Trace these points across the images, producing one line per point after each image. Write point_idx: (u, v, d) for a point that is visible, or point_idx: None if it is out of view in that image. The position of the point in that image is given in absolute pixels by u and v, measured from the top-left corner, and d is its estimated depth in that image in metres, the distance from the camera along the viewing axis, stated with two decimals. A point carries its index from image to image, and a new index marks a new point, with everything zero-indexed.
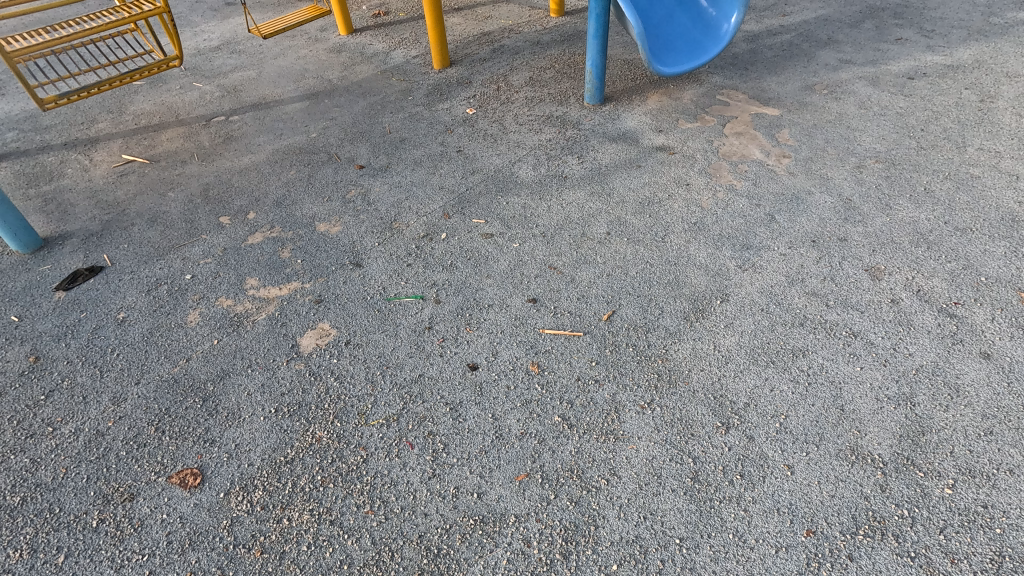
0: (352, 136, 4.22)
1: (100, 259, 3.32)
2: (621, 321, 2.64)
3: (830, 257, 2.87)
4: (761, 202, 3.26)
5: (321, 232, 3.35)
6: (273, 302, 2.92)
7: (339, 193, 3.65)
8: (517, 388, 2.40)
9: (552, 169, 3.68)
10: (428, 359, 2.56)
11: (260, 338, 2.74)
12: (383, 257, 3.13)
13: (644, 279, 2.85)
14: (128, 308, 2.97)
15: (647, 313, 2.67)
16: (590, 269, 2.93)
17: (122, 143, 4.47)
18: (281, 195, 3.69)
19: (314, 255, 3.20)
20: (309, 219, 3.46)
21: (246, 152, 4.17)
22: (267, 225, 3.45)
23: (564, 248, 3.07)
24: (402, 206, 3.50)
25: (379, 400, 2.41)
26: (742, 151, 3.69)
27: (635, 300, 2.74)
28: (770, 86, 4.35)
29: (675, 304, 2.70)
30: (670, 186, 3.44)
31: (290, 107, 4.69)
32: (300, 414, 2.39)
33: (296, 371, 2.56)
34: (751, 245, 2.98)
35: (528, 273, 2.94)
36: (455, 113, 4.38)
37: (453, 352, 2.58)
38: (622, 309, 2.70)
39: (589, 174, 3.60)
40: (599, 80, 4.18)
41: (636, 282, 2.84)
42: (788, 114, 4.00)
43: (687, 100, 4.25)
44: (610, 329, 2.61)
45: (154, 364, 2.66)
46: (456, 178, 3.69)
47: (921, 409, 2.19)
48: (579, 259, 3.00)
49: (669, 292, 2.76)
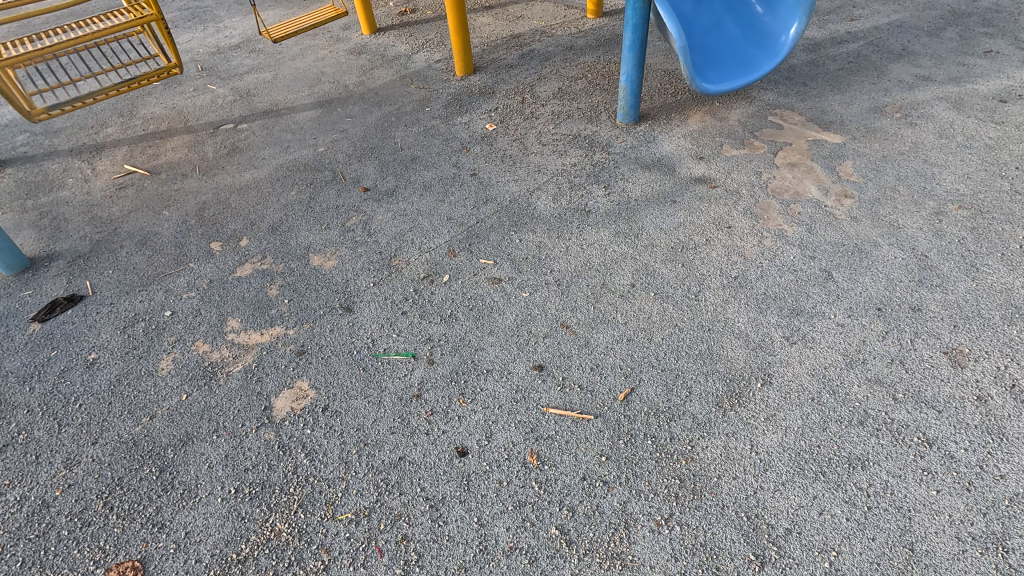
0: (361, 152, 3.90)
1: (83, 286, 3.10)
2: (640, 403, 2.25)
3: (900, 332, 2.38)
4: (816, 254, 2.78)
5: (314, 267, 3.05)
6: (252, 350, 2.64)
7: (338, 220, 3.34)
8: (510, 485, 2.04)
9: (574, 200, 3.27)
10: (411, 439, 2.22)
11: (231, 395, 2.46)
12: (376, 303, 2.80)
13: (671, 348, 2.43)
14: (100, 348, 2.73)
15: (673, 395, 2.26)
16: (609, 331, 2.53)
17: (126, 151, 4.27)
18: (277, 220, 3.40)
19: (303, 294, 2.89)
20: (303, 250, 3.17)
21: (248, 167, 3.89)
22: (258, 256, 3.16)
23: (580, 301, 2.68)
24: (404, 239, 3.16)
25: (351, 488, 2.09)
26: (796, 187, 3.19)
27: (658, 375, 2.33)
28: (831, 106, 3.80)
29: (707, 386, 2.27)
30: (708, 228, 2.98)
31: (301, 116, 4.41)
32: (261, 498, 2.09)
33: (265, 442, 2.27)
34: (803, 310, 2.52)
35: (536, 332, 2.56)
36: (474, 128, 4.00)
37: (440, 431, 2.23)
38: (643, 386, 2.30)
39: (615, 209, 3.17)
40: (633, 97, 3.74)
41: (661, 351, 2.42)
42: (852, 142, 3.46)
43: (733, 121, 3.76)
44: (626, 412, 2.22)
45: (115, 421, 2.41)
46: (468, 208, 3.32)
47: (1018, 559, 1.72)
48: (596, 317, 2.60)
49: (699, 367, 2.35)
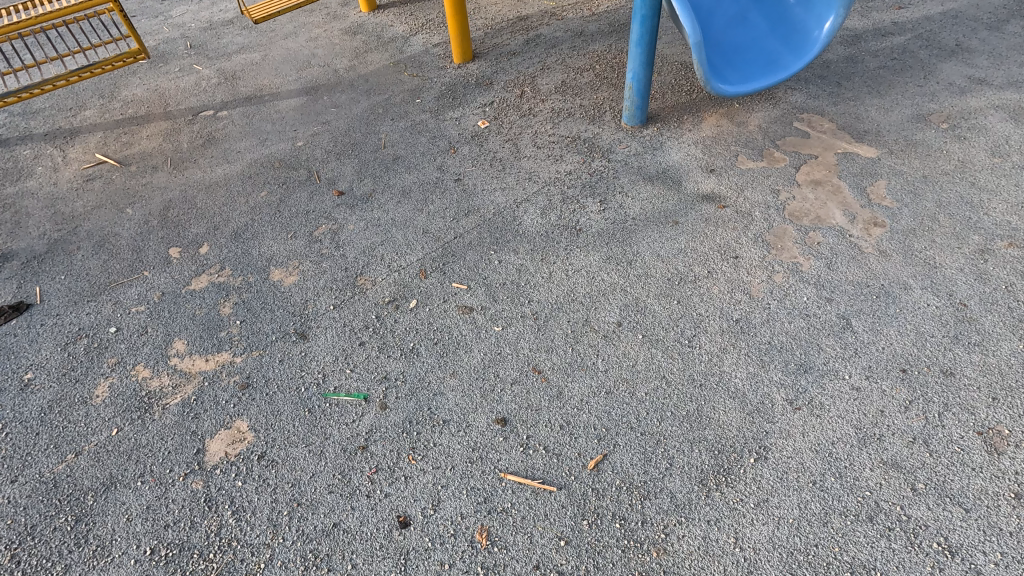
0: (341, 148, 3.59)
1: (32, 293, 2.90)
2: (611, 475, 1.95)
3: (927, 402, 2.02)
4: (834, 295, 2.41)
5: (273, 282, 2.79)
6: (194, 380, 2.41)
7: (306, 228, 3.06)
8: (452, 568, 1.78)
9: (564, 215, 2.93)
10: (349, 502, 1.97)
11: (164, 433, 2.24)
12: (333, 330, 2.53)
13: (654, 407, 2.12)
14: (38, 367, 2.53)
15: (651, 467, 1.95)
16: (585, 381, 2.22)
17: (100, 137, 4.03)
18: (243, 225, 3.13)
19: (257, 315, 2.64)
20: (265, 262, 2.90)
21: (221, 161, 3.63)
22: (216, 266, 2.91)
23: (557, 341, 2.37)
24: (374, 254, 2.87)
25: (276, 558, 1.86)
26: (817, 210, 2.80)
27: (636, 440, 2.03)
28: (867, 112, 3.35)
29: (691, 458, 1.96)
30: (711, 257, 2.63)
31: (284, 103, 4.11)
32: (177, 564, 1.88)
33: (191, 494, 2.05)
34: (812, 366, 2.17)
35: (504, 376, 2.27)
36: (465, 125, 3.65)
37: (382, 495, 1.97)
38: (617, 453, 2.00)
39: (609, 229, 2.82)
40: (641, 97, 3.34)
41: (643, 409, 2.11)
42: (888, 157, 3.03)
43: (753, 127, 3.34)
44: (593, 485, 1.93)
45: (39, 456, 2.21)
46: (446, 220, 3.00)
47: None
48: (573, 362, 2.29)
49: (684, 432, 2.03)
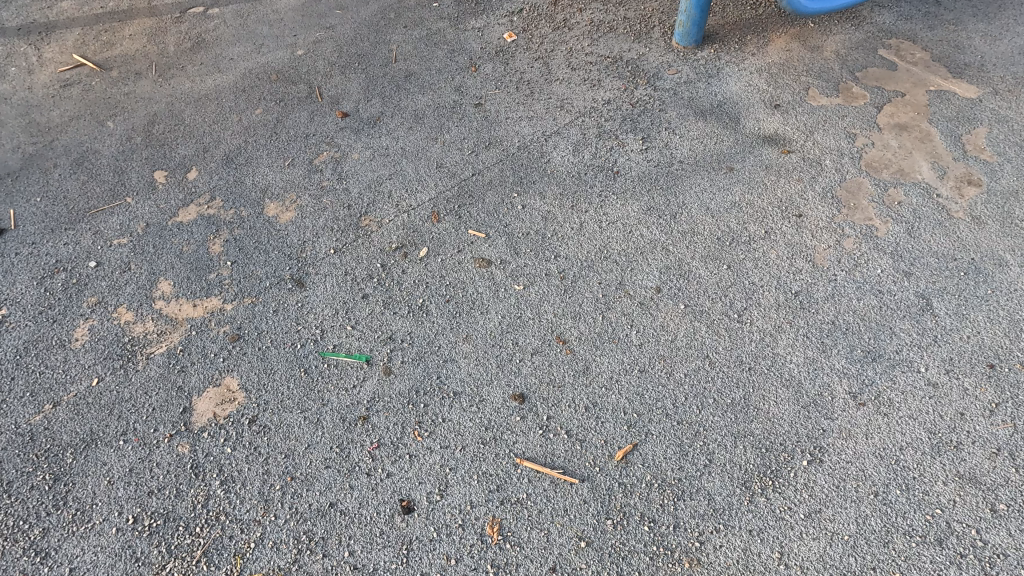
0: (346, 60, 3.14)
1: (5, 216, 2.62)
2: (641, 469, 1.72)
3: (1017, 406, 1.73)
4: (914, 269, 2.06)
5: (268, 218, 2.48)
6: (180, 328, 2.17)
7: (305, 155, 2.70)
8: (459, 564, 1.60)
9: (601, 154, 2.54)
10: (347, 480, 1.78)
11: (148, 387, 2.03)
12: (334, 279, 2.26)
13: (694, 391, 1.85)
14: (12, 303, 2.30)
15: (688, 463, 1.72)
16: (616, 356, 1.95)
17: (78, 34, 3.57)
18: (235, 147, 2.78)
19: (250, 256, 2.36)
20: (259, 193, 2.58)
21: (212, 70, 3.20)
22: (205, 196, 2.59)
23: (586, 306, 2.08)
24: (381, 191, 2.53)
25: (267, 537, 1.69)
26: (901, 162, 2.37)
27: (672, 430, 1.79)
28: (969, 40, 2.80)
29: (734, 456, 1.72)
30: (770, 214, 2.26)
31: (283, 3, 3.59)
32: (161, 536, 1.72)
33: (177, 458, 1.87)
34: (882, 355, 1.87)
35: (523, 345, 2.01)
36: (488, 37, 3.15)
37: (384, 474, 1.77)
38: (648, 444, 1.76)
39: (651, 174, 2.44)
40: (698, 11, 2.82)
41: (680, 393, 1.85)
42: (991, 99, 2.54)
43: (829, 53, 2.82)
44: (620, 480, 1.71)
45: (14, 404, 2.02)
46: (464, 153, 2.62)
47: None
48: (603, 332, 2.01)
49: (727, 424, 1.78)
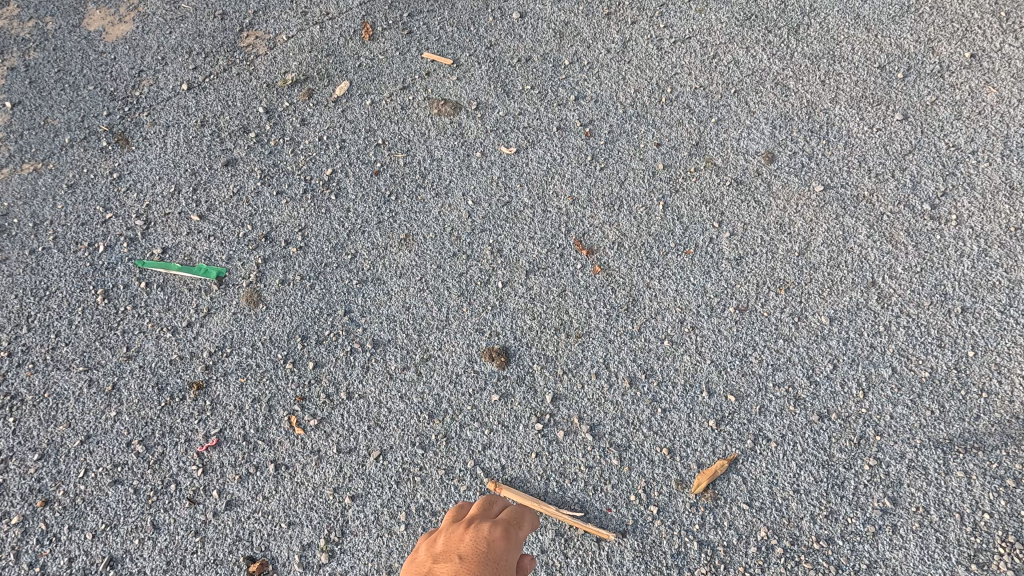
0: None
1: None
2: (740, 514, 0.87)
3: None
4: None
5: (78, 26, 1.43)
6: None
7: None
8: None
9: None
10: (155, 513, 0.91)
11: None
12: (180, 133, 1.27)
13: (846, 357, 0.94)
14: None
15: (845, 506, 0.86)
16: (688, 284, 1.01)
17: None
18: None
19: (40, 90, 1.35)
20: None
21: None
22: None
23: (631, 189, 1.11)
24: None
25: None
26: None
27: (800, 436, 0.90)
28: None
29: (937, 497, 0.85)
30: (986, 21, 1.20)
31: None
32: None
33: None
34: None
35: (511, 258, 1.07)
36: None
37: (226, 506, 0.90)
38: (758, 465, 0.89)
39: None
40: None
41: (818, 359, 0.94)
42: None
43: None
44: (694, 536, 0.87)
45: None
46: None
47: None
48: (663, 236, 1.06)
49: (914, 427, 0.89)
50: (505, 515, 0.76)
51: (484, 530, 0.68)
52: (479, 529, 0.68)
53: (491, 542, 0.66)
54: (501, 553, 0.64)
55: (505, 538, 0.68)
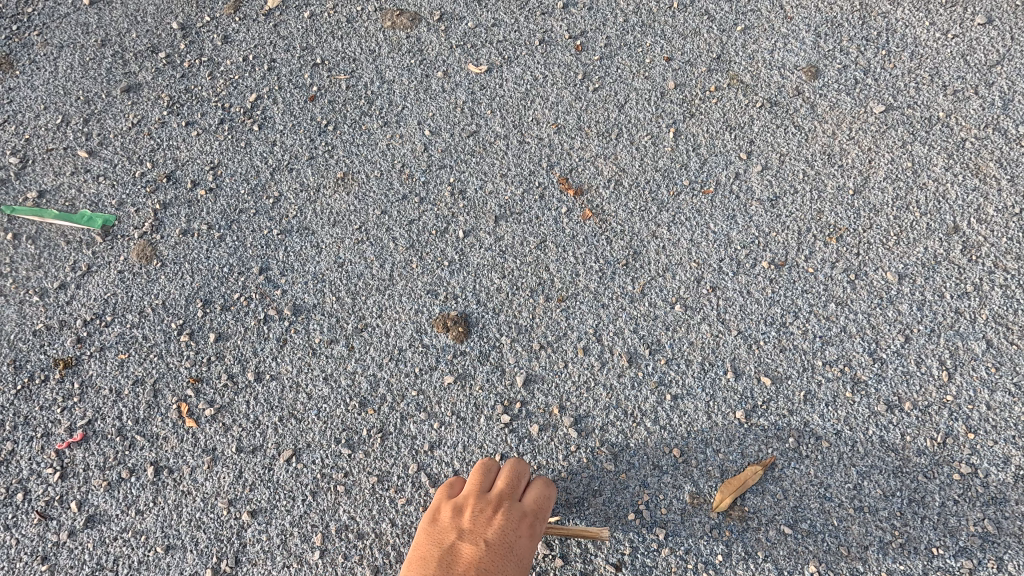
0: None
1: None
2: (762, 535, 0.69)
3: None
4: None
5: None
6: None
7: None
8: None
9: None
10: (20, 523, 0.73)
11: None
12: (74, 53, 1.02)
13: (908, 327, 0.73)
14: None
15: (899, 525, 0.68)
16: (707, 233, 0.78)
17: None
18: None
19: None
20: None
21: None
22: None
23: (633, 113, 0.86)
24: None
25: None
26: None
27: (842, 429, 0.71)
28: None
29: (1019, 515, 0.67)
30: None
31: None
32: None
33: None
34: None
35: (476, 201, 0.83)
36: None
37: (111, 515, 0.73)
38: (787, 471, 0.70)
39: None
40: None
41: (870, 331, 0.73)
42: None
43: None
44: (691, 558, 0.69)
45: None
46: None
47: None
48: (673, 171, 0.82)
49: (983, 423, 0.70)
50: (530, 505, 0.68)
51: (511, 523, 0.67)
52: (505, 522, 0.67)
53: (512, 536, 0.67)
54: (515, 556, 0.66)
55: (528, 535, 0.67)
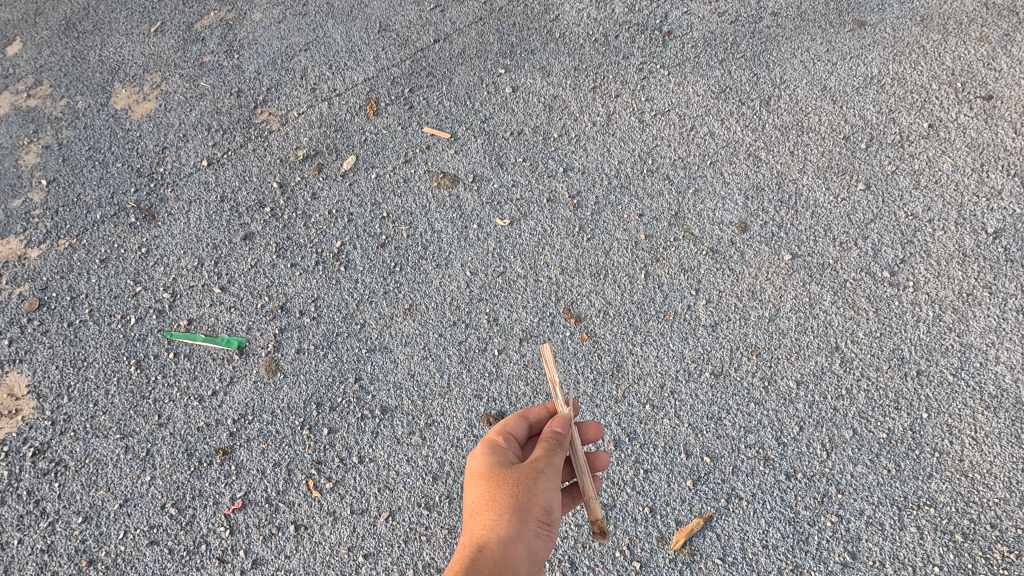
0: None
1: None
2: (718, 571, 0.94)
3: None
4: None
5: (115, 113, 1.58)
6: None
7: (182, 16, 1.76)
8: None
9: (641, 7, 1.57)
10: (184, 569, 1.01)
11: None
12: (203, 209, 1.38)
13: (815, 415, 1.02)
14: None
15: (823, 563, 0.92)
16: (669, 349, 1.10)
17: None
18: (79, 6, 1.83)
19: (76, 171, 1.48)
20: (104, 75, 1.66)
21: None
22: (25, 78, 1.68)
23: (616, 259, 1.21)
24: (290, 67, 1.60)
25: None
26: None
27: (770, 491, 0.97)
28: None
29: (903, 553, 0.91)
30: (934, 95, 1.32)
31: None
32: None
33: None
34: None
35: (505, 326, 1.17)
36: None
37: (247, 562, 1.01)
38: (732, 523, 0.96)
39: (725, 33, 1.49)
40: None
41: (787, 419, 1.02)
42: None
43: None
44: None
45: None
46: (423, 9, 1.66)
47: None
48: (645, 303, 1.15)
49: (878, 483, 0.95)
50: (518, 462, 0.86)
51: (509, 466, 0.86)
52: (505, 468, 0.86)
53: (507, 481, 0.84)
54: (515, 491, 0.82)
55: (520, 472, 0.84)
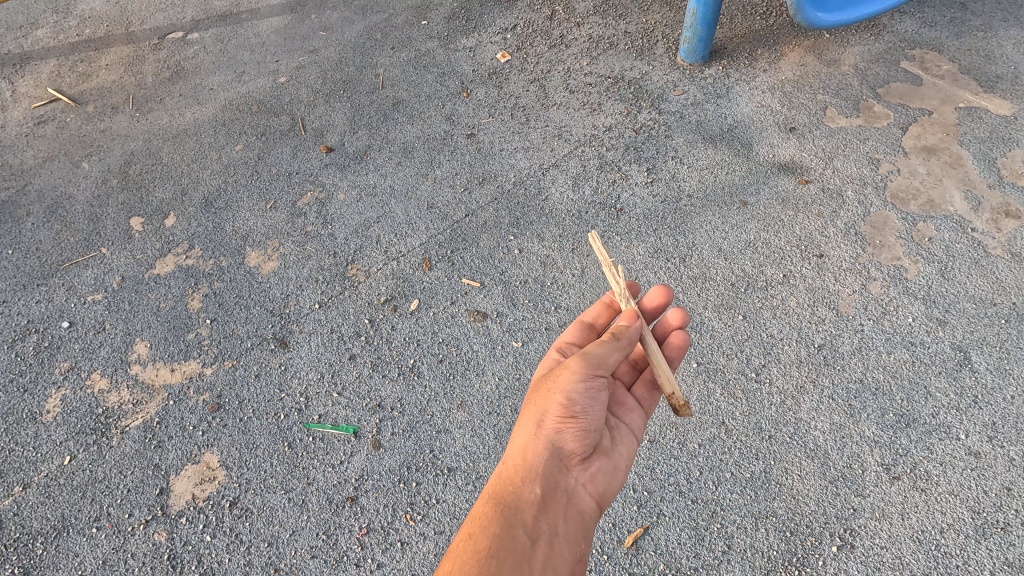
0: (330, 89, 2.99)
1: None
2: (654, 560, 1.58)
3: None
4: (949, 315, 1.89)
5: (250, 269, 2.33)
6: (159, 395, 2.03)
7: (289, 195, 2.55)
8: None
9: (602, 189, 2.37)
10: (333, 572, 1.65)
11: (125, 465, 1.89)
12: (320, 338, 2.11)
13: (709, 463, 1.70)
14: None
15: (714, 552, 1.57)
16: None
17: (55, 64, 3.37)
18: (215, 189, 2.63)
19: (230, 312, 2.22)
20: (239, 240, 2.43)
21: (191, 102, 3.05)
22: (184, 244, 2.44)
23: None
24: (368, 234, 2.37)
25: None
26: (930, 190, 2.19)
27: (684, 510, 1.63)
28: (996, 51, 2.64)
29: (758, 543, 1.56)
30: (788, 254, 2.09)
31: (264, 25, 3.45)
32: None
33: (153, 546, 1.73)
34: (916, 417, 1.71)
35: None
36: (481, 59, 3.00)
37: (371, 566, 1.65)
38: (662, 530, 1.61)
39: (657, 209, 2.27)
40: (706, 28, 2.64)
41: (693, 467, 1.70)
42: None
43: (846, 67, 2.64)
44: None
45: None
46: (456, 191, 2.46)
47: None
48: None
49: (745, 503, 1.63)
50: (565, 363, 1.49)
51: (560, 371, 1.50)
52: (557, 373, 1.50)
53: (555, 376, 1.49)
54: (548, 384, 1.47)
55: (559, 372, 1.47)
